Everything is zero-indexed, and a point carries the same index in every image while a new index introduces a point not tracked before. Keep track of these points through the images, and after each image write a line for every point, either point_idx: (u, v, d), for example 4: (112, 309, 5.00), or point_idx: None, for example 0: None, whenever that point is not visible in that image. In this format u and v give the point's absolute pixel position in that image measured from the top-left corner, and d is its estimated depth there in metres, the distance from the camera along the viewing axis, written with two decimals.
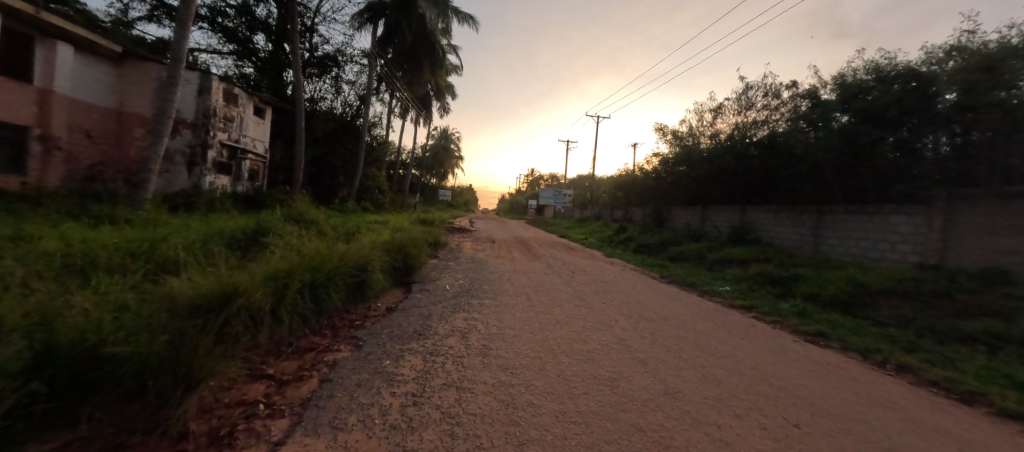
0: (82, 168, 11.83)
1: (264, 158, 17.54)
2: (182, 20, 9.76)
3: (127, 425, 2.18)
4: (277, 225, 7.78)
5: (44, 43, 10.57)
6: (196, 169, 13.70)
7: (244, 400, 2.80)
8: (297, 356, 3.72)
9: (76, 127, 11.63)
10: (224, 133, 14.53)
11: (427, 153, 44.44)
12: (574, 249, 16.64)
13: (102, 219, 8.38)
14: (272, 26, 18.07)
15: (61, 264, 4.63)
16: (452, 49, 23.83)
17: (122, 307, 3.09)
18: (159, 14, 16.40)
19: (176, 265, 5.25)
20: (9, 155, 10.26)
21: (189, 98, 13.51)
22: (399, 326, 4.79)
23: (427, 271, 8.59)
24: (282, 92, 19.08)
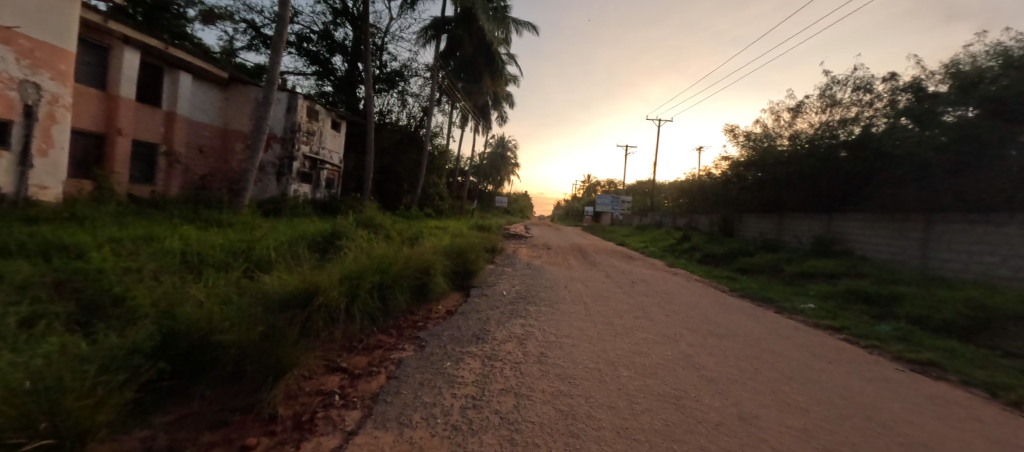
0: (195, 179, 13.79)
1: (339, 167, 19.17)
2: (275, 47, 11.03)
3: (228, 404, 2.49)
4: (350, 229, 8.44)
5: (169, 73, 12.52)
6: (283, 179, 15.34)
7: (322, 389, 3.05)
8: (367, 352, 3.98)
9: (192, 144, 13.61)
10: (307, 145, 16.09)
11: (485, 161, 45.59)
12: (634, 258, 16.03)
13: (210, 222, 9.72)
14: (348, 47, 19.72)
15: (181, 261, 5.45)
16: (510, 58, 24.34)
17: (226, 299, 3.53)
18: (256, 43, 18.66)
19: (268, 263, 5.92)
20: (142, 168, 12.27)
21: (280, 115, 15.18)
22: (459, 329, 4.94)
23: (485, 276, 8.77)
24: (355, 106, 20.74)
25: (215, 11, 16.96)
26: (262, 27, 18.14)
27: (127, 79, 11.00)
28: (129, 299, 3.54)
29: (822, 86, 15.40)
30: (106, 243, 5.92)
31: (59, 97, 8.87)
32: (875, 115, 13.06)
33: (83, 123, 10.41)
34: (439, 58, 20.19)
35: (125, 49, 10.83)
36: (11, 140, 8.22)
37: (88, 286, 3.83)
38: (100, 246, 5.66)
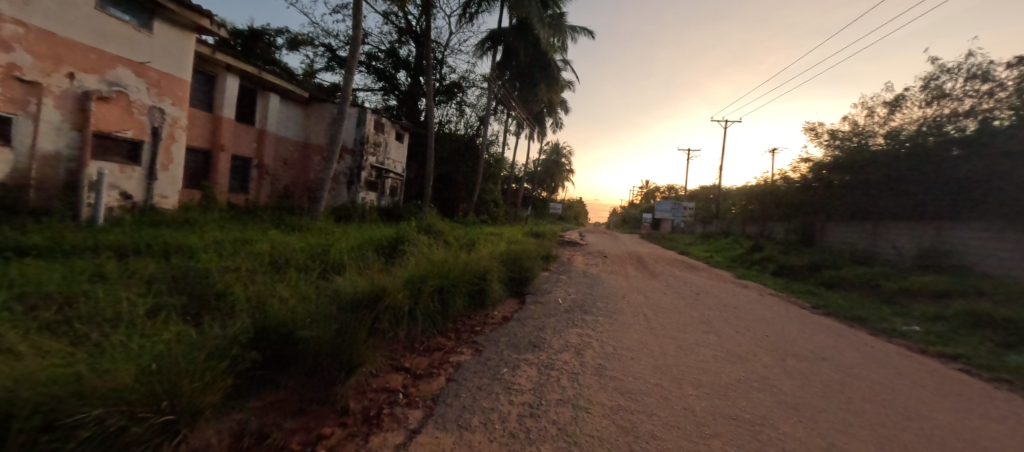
0: (280, 188, 15.36)
1: (402, 176, 20.29)
2: (348, 67, 12.01)
3: (307, 394, 2.73)
4: (412, 235, 8.86)
5: (261, 94, 14.14)
6: (353, 187, 16.57)
7: (387, 387, 3.22)
8: (427, 354, 4.14)
9: (278, 157, 15.19)
10: (374, 156, 17.25)
11: (539, 168, 45.65)
12: (698, 268, 15.07)
13: (291, 227, 10.75)
14: (411, 63, 20.91)
15: (269, 261, 6.08)
16: (566, 64, 24.27)
17: (306, 298, 3.87)
18: (332, 64, 20.45)
19: (340, 266, 6.40)
20: (239, 179, 13.91)
21: (351, 129, 16.45)
22: (515, 335, 4.96)
23: (540, 283, 8.74)
24: (417, 118, 21.87)
25: (298, 38, 18.90)
26: (337, 49, 19.85)
27: (228, 101, 12.61)
28: (228, 295, 4.02)
29: (927, 76, 13.66)
30: (212, 245, 6.80)
31: (177, 119, 10.38)
32: (995, 107, 11.61)
33: (194, 141, 12.08)
34: (495, 68, 20.66)
35: (227, 76, 12.44)
36: (141, 157, 9.75)
37: (197, 282, 4.42)
38: (206, 248, 6.51)
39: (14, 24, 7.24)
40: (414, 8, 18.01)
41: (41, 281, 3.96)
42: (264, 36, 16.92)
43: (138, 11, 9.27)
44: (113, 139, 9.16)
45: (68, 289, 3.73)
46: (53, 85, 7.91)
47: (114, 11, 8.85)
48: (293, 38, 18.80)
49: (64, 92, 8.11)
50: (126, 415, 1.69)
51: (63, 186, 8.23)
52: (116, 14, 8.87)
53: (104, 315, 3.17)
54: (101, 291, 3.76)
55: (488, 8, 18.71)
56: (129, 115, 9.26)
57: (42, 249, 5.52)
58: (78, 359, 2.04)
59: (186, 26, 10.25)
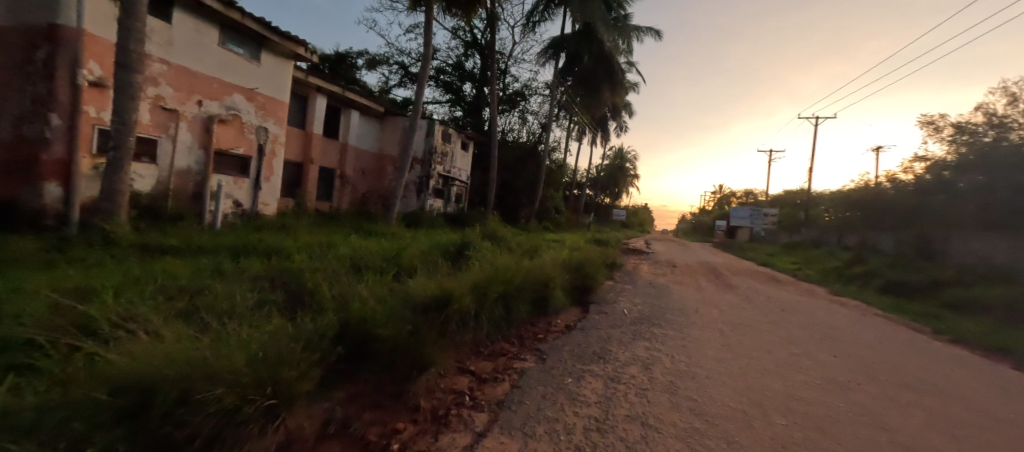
0: (359, 196, 16.72)
1: (467, 184, 21.05)
2: (419, 81, 12.79)
3: (383, 390, 2.92)
4: (476, 241, 9.11)
5: (344, 111, 15.56)
6: (422, 195, 17.52)
7: (454, 388, 3.34)
8: (492, 358, 4.22)
9: (358, 168, 16.55)
10: (441, 165, 18.11)
11: (602, 174, 44.46)
12: (783, 282, 13.58)
13: (368, 232, 11.63)
14: (476, 75, 21.67)
15: (350, 264, 6.64)
16: (631, 66, 23.58)
17: (383, 298, 4.14)
18: (405, 80, 21.89)
19: (411, 270, 6.78)
20: (324, 188, 15.39)
21: (421, 140, 17.43)
22: (579, 345, 4.86)
23: (604, 292, 8.48)
24: (481, 127, 22.56)
25: (376, 58, 20.57)
26: (409, 66, 21.25)
27: (317, 119, 14.06)
28: (317, 293, 4.45)
29: None
30: (302, 247, 7.59)
31: (277, 137, 11.80)
32: None
33: (289, 155, 13.61)
34: (558, 75, 20.66)
35: (316, 96, 13.90)
36: (250, 170, 11.22)
37: (291, 281, 4.95)
38: (298, 251, 7.27)
39: (160, 63, 8.80)
40: (479, 22, 18.69)
41: (175, 276, 4.71)
42: (347, 58, 18.68)
43: (249, 45, 10.75)
44: (228, 156, 10.66)
45: (194, 284, 4.39)
46: (187, 111, 9.42)
47: (232, 46, 10.33)
48: (371, 58, 20.52)
49: (195, 116, 9.63)
50: (240, 396, 1.95)
51: (191, 196, 9.76)
52: (233, 48, 10.36)
53: (222, 307, 3.69)
54: (219, 285, 4.37)
55: (552, 16, 18.82)
56: (241, 134, 10.75)
57: (175, 248, 6.57)
58: (204, 344, 2.39)
59: (286, 55, 11.67)
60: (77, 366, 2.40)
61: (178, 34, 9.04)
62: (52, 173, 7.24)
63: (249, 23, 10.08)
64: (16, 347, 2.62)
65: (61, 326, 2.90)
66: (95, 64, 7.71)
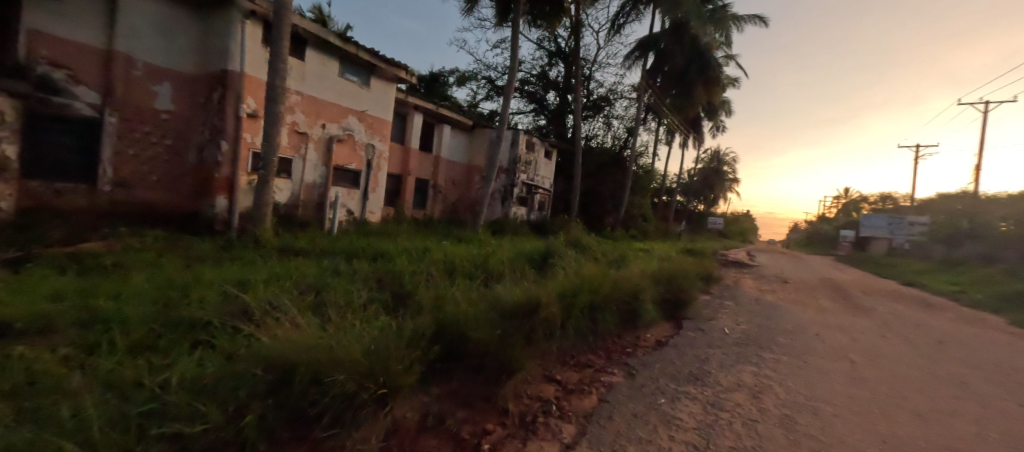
0: (449, 205, 17.83)
1: (550, 191, 21.17)
2: (505, 94, 13.25)
3: (475, 390, 3.07)
4: (560, 248, 9.07)
5: (437, 126, 16.79)
6: (506, 203, 18.06)
7: (540, 396, 3.35)
8: (578, 369, 4.14)
9: (448, 178, 17.67)
10: (525, 174, 18.51)
11: (696, 178, 41.12)
12: (936, 306, 11.09)
13: (458, 239, 12.36)
14: (560, 83, 21.75)
15: (443, 268, 7.09)
16: (728, 60, 21.60)
17: (475, 302, 4.34)
18: (492, 93, 22.86)
19: (498, 276, 6.98)
20: (420, 198, 16.68)
21: (506, 150, 18.00)
22: (673, 364, 4.53)
23: (699, 308, 7.78)
24: (564, 135, 22.50)
25: (465, 74, 21.83)
26: (495, 79, 22.14)
27: (414, 134, 15.39)
28: (415, 295, 4.83)
29: None
30: (402, 252, 8.32)
31: (382, 152, 13.19)
32: None
33: (391, 168, 15.08)
34: (646, 76, 19.75)
35: (414, 114, 15.26)
36: (360, 183, 12.69)
37: (394, 283, 5.46)
38: (397, 254, 8.00)
39: (295, 94, 10.46)
40: (563, 30, 18.73)
41: (305, 274, 5.53)
42: (440, 77, 20.13)
43: (362, 72, 12.25)
44: (344, 171, 12.19)
45: (318, 281, 5.09)
46: (313, 134, 11.06)
47: (349, 75, 11.87)
48: (461, 75, 21.83)
49: (319, 137, 11.24)
50: (356, 383, 2.23)
51: (315, 205, 11.36)
52: (349, 78, 11.89)
53: (340, 303, 4.22)
54: (337, 284, 5.00)
55: (639, 16, 18.14)
56: (354, 151, 12.26)
57: (302, 251, 7.68)
58: (329, 334, 2.77)
59: (390, 79, 13.04)
60: (240, 345, 2.96)
61: (309, 69, 10.67)
62: (221, 188, 8.99)
63: (361, 54, 11.55)
64: (200, 326, 3.34)
65: (229, 312, 3.61)
66: (252, 99, 9.35)
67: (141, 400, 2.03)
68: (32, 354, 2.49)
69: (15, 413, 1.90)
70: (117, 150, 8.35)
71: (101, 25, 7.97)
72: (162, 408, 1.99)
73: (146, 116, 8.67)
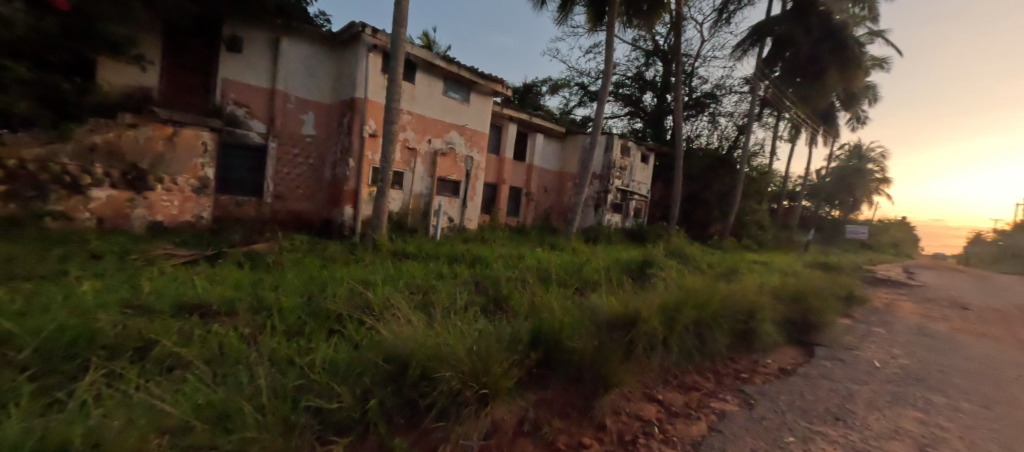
0: (541, 212, 18.06)
1: (647, 197, 20.07)
2: (599, 99, 12.97)
3: (572, 401, 3.02)
4: (660, 258, 8.49)
5: (530, 136, 17.19)
6: (600, 210, 17.62)
7: (641, 415, 3.16)
8: (683, 390, 3.81)
9: (541, 185, 17.92)
10: (619, 180, 17.88)
11: (828, 179, 35.12)
12: None
13: (551, 246, 12.43)
14: (658, 83, 20.54)
15: (536, 274, 7.19)
16: (873, 37, 18.13)
17: (571, 311, 4.29)
18: (585, 99, 22.60)
19: (593, 285, 6.83)
20: (514, 205, 17.18)
21: (600, 156, 17.62)
22: (802, 397, 3.90)
23: (835, 332, 6.57)
24: (663, 137, 21.12)
25: (558, 82, 21.99)
26: (589, 85, 21.82)
27: (508, 144, 16.00)
28: (511, 301, 4.98)
29: None
30: (498, 258, 8.67)
31: (479, 163, 13.96)
32: None
33: (487, 178, 15.84)
34: (762, 66, 17.54)
35: (509, 125, 15.86)
36: (460, 192, 13.56)
37: (491, 287, 5.71)
38: (494, 260, 8.33)
39: (407, 114, 11.68)
40: (662, 27, 17.70)
41: (414, 276, 6.09)
42: (533, 87, 20.61)
43: (463, 89, 13.14)
44: (446, 181, 13.19)
45: (425, 283, 5.57)
46: (421, 149, 12.20)
47: (452, 93, 12.85)
48: (554, 83, 22.05)
49: (426, 152, 12.35)
50: (460, 382, 2.39)
51: (421, 213, 12.48)
52: (452, 95, 12.87)
53: (444, 305, 4.55)
54: (441, 286, 5.40)
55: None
56: (455, 163, 13.20)
57: (411, 254, 8.50)
58: (436, 332, 3.01)
59: (487, 93, 13.74)
60: (364, 336, 3.40)
61: (418, 90, 11.82)
62: (348, 199, 10.40)
63: (462, 72, 12.47)
64: (334, 317, 3.90)
65: (355, 306, 4.17)
66: (373, 120, 10.57)
67: (294, 375, 2.46)
68: (222, 330, 3.19)
69: (214, 376, 2.47)
70: (276, 169, 10.27)
71: (268, 69, 10.01)
72: (308, 385, 2.38)
73: (296, 140, 10.50)
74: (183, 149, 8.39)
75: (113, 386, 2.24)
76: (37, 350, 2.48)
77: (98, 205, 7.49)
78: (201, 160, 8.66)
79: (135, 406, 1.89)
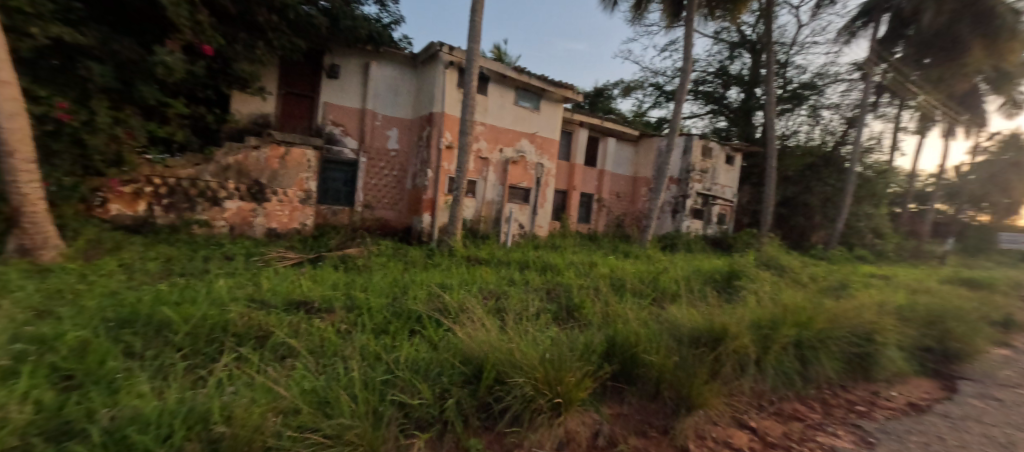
0: (613, 218, 17.51)
1: (733, 202, 18.41)
2: (677, 98, 12.26)
3: (649, 419, 2.86)
4: (750, 268, 7.68)
5: (601, 140, 16.84)
6: (678, 215, 16.59)
7: (731, 441, 2.86)
8: (781, 419, 3.38)
9: (613, 191, 17.38)
10: (700, 183, 16.68)
11: (973, 177, 29.00)
12: None
13: (625, 254, 11.95)
14: (745, 76, 18.79)
15: (610, 282, 6.96)
16: None
17: (648, 323, 4.09)
18: (660, 99, 21.51)
19: (672, 297, 6.42)
20: (585, 212, 16.86)
21: (678, 158, 16.61)
22: (943, 442, 3.23)
23: (987, 364, 5.36)
24: (752, 136, 19.23)
25: (631, 84, 21.23)
26: (665, 85, 20.70)
27: (579, 149, 15.83)
28: (584, 310, 4.90)
29: None
30: (570, 265, 8.58)
31: (550, 170, 13.98)
32: None
33: (557, 184, 15.80)
34: (877, 48, 15.18)
35: (579, 130, 15.70)
36: (530, 199, 13.68)
37: (562, 295, 5.64)
38: (565, 268, 8.24)
39: (480, 125, 12.14)
40: (750, 15, 16.21)
41: (488, 281, 6.28)
42: (605, 91, 20.17)
43: (534, 97, 13.31)
44: (517, 189, 13.42)
45: (497, 289, 5.70)
46: (493, 158, 12.60)
47: (522, 102, 13.08)
48: (627, 85, 21.34)
49: (498, 161, 12.71)
50: (534, 390, 2.42)
51: (493, 221, 12.83)
52: (523, 104, 13.11)
53: (516, 310, 4.62)
54: (513, 292, 5.48)
55: None
56: (526, 171, 13.38)
57: (484, 260, 8.76)
58: (510, 337, 3.07)
59: (558, 100, 13.77)
60: (442, 337, 3.59)
61: (491, 101, 12.22)
62: (426, 207, 11.07)
63: (532, 80, 12.69)
64: (415, 318, 4.16)
65: (433, 308, 4.41)
66: (449, 133, 11.15)
67: (381, 370, 2.68)
68: (322, 325, 3.59)
69: (317, 365, 2.80)
70: (366, 181, 11.30)
71: (360, 91, 11.13)
72: (393, 381, 2.57)
73: (381, 154, 11.47)
74: (293, 165, 9.61)
75: (242, 369, 2.65)
76: (189, 334, 3.04)
77: (229, 215, 8.90)
78: (306, 175, 9.83)
79: (255, 386, 2.23)
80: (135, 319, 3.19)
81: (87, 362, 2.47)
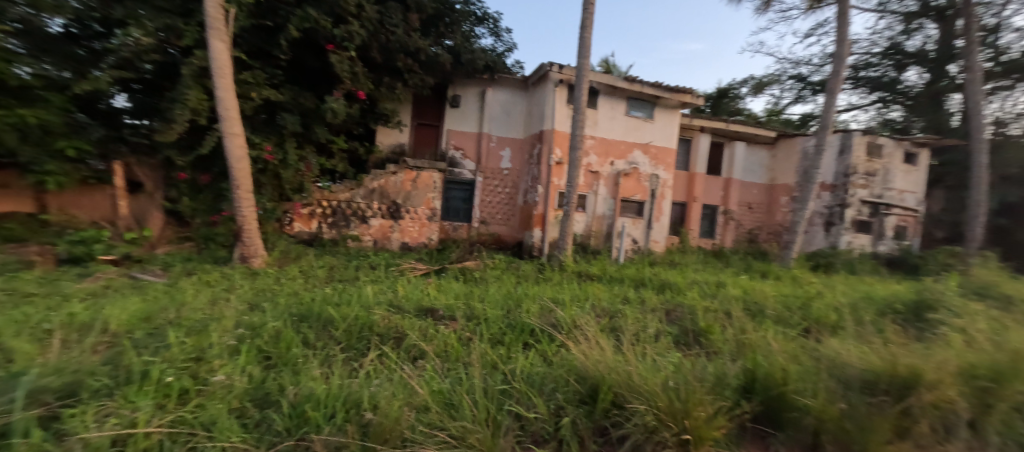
0: (744, 232, 15.46)
1: (917, 211, 14.56)
2: (829, 90, 10.34)
3: None
4: (951, 296, 5.89)
5: (728, 145, 15.14)
6: (833, 229, 13.87)
7: None
8: None
9: (744, 202, 15.39)
10: (865, 189, 13.75)
11: None
12: None
13: (763, 274, 10.35)
14: (930, 52, 14.76)
15: (744, 307, 6.10)
16: None
17: (797, 357, 3.45)
18: (805, 92, 18.41)
19: (831, 328, 5.29)
20: (709, 226, 15.22)
21: (831, 160, 13.91)
22: None
23: None
24: (945, 126, 15.05)
25: (764, 80, 18.68)
26: (810, 75, 17.64)
27: (700, 157, 14.50)
28: (712, 336, 4.37)
29: None
30: (693, 284, 7.84)
31: (666, 181, 13.06)
32: None
33: (676, 196, 14.66)
34: None
35: (700, 136, 14.41)
36: (644, 212, 12.91)
37: (685, 318, 5.12)
38: (688, 288, 7.50)
39: (590, 139, 12.07)
40: None
41: (601, 298, 6.10)
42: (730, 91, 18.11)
43: (647, 106, 12.71)
44: (630, 202, 12.85)
45: (611, 308, 5.45)
46: (604, 172, 12.34)
47: (635, 112, 12.62)
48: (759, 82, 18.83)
49: (609, 174, 12.41)
50: (659, 419, 2.24)
51: (604, 235, 12.48)
52: (636, 114, 12.63)
53: (630, 331, 4.36)
54: (628, 312, 5.18)
55: None
56: (639, 183, 12.76)
57: (596, 276, 8.53)
58: (628, 358, 2.93)
59: (675, 106, 12.86)
60: (555, 352, 3.61)
61: (601, 114, 12.08)
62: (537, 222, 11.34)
63: (645, 88, 12.11)
64: (528, 331, 4.24)
65: (546, 322, 4.46)
66: (559, 149, 11.29)
67: (498, 380, 2.79)
68: (445, 331, 3.92)
69: (444, 369, 3.07)
70: (482, 198, 12.14)
71: (478, 116, 12.11)
72: (511, 391, 2.65)
73: (495, 173, 12.21)
74: (422, 187, 10.83)
75: (384, 365, 3.05)
76: (347, 331, 3.66)
77: (374, 230, 10.45)
78: (432, 194, 10.92)
79: (397, 383, 2.55)
80: (309, 315, 3.94)
81: (279, 347, 3.15)
